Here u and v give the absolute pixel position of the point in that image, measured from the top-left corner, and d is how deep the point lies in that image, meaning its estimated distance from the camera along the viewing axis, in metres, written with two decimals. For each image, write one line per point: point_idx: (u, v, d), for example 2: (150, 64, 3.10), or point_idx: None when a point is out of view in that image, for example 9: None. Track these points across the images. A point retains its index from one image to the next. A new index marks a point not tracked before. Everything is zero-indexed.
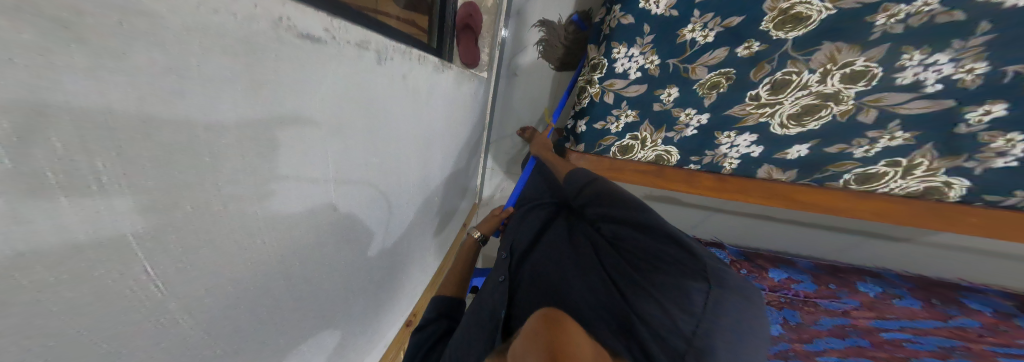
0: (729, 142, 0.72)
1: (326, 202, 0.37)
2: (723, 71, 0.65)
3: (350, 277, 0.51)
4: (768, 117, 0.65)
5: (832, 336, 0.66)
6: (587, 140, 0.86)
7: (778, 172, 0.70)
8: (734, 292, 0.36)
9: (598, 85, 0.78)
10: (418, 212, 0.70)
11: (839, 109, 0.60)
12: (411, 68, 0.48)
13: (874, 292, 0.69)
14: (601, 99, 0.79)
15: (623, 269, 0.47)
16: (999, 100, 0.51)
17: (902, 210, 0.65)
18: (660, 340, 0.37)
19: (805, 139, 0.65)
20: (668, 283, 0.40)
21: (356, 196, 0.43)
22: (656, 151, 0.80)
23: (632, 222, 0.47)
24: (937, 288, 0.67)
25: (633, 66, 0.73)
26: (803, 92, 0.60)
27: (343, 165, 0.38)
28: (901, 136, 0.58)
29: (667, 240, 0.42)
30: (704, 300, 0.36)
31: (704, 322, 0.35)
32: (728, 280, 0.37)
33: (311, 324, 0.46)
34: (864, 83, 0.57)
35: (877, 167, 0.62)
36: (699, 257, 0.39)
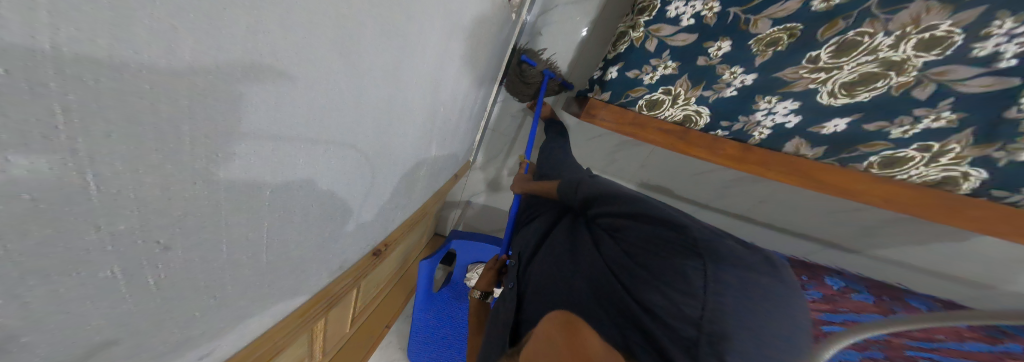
0: (768, 109, 0.65)
1: (318, 155, 0.32)
2: (789, 26, 0.57)
3: (326, 250, 0.46)
4: (820, 84, 0.59)
5: None
6: (617, 89, 0.80)
7: (806, 147, 0.66)
8: (733, 264, 0.30)
9: (642, 29, 0.72)
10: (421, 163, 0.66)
11: (897, 81, 0.54)
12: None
13: (837, 286, 0.63)
14: (642, 44, 0.73)
15: (614, 256, 0.40)
16: None
17: (918, 201, 0.62)
18: (670, 333, 0.31)
19: (847, 113, 0.59)
20: (663, 266, 0.34)
21: (340, 173, 0.37)
22: (685, 111, 0.73)
23: (618, 209, 0.42)
24: (886, 288, 0.65)
25: (687, 12, 0.67)
26: (868, 58, 0.53)
27: (343, 115, 0.32)
28: (947, 117, 0.53)
29: (654, 220, 0.37)
30: (703, 279, 0.30)
31: (708, 302, 0.29)
32: (722, 251, 0.31)
33: (277, 299, 0.40)
34: (939, 51, 0.50)
35: (907, 151, 0.59)
36: (685, 228, 0.34)
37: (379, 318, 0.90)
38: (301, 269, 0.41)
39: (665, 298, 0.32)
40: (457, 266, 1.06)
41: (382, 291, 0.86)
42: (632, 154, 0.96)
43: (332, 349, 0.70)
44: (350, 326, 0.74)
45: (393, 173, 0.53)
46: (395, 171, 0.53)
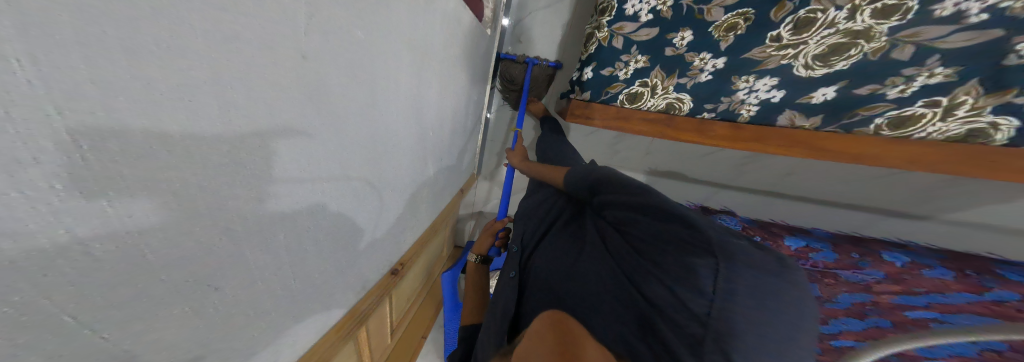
0: (748, 87, 0.69)
1: (331, 160, 0.38)
2: (740, 11, 0.63)
3: (348, 258, 0.49)
4: (791, 59, 0.62)
5: (849, 317, 0.46)
6: (596, 87, 0.87)
7: (801, 118, 0.67)
8: (747, 262, 0.28)
9: (606, 29, 0.79)
10: (422, 179, 0.69)
11: (870, 47, 0.55)
12: (414, 21, 0.47)
13: (901, 262, 0.56)
14: (609, 43, 0.80)
15: (626, 254, 0.40)
16: None
17: (939, 156, 0.59)
18: (676, 329, 0.30)
19: (831, 81, 0.61)
20: (673, 263, 0.33)
21: (344, 193, 0.42)
22: (667, 99, 0.78)
23: (629, 204, 0.40)
24: (971, 261, 0.53)
25: (644, 8, 0.73)
26: (829, 31, 0.57)
27: (346, 118, 0.38)
28: (941, 73, 0.53)
29: (665, 216, 0.35)
30: (713, 277, 0.29)
31: (717, 299, 0.28)
32: (735, 249, 0.29)
33: (312, 303, 0.44)
34: (899, 17, 0.52)
35: (914, 108, 0.57)
36: (697, 226, 0.31)
37: (414, 330, 0.95)
38: (324, 279, 0.45)
39: (670, 293, 0.32)
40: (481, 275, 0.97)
41: (410, 307, 0.91)
42: (634, 145, 0.99)
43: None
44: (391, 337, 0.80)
45: (403, 184, 0.60)
46: (401, 180, 0.59)
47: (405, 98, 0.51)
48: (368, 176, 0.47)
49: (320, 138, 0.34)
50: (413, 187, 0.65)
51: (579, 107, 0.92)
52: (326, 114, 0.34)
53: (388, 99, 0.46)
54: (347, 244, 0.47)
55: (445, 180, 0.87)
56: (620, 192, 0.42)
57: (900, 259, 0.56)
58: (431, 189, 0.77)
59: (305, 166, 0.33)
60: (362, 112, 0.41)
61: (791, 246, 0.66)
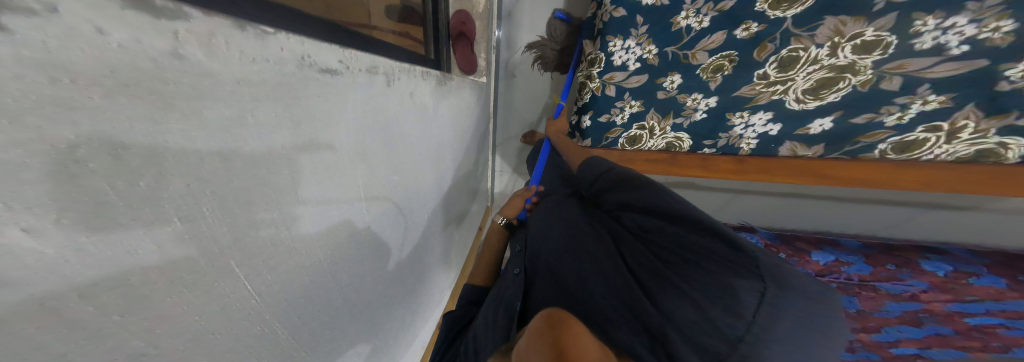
0: (744, 122, 0.70)
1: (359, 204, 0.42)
2: (724, 54, 0.67)
3: (378, 295, 0.52)
4: (782, 94, 0.64)
5: (904, 325, 0.52)
6: (596, 134, 0.88)
7: (803, 148, 0.67)
8: (796, 293, 0.30)
9: (598, 80, 0.82)
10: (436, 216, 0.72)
11: (858, 80, 0.58)
12: (416, 87, 0.54)
13: (944, 271, 0.53)
14: (602, 92, 0.83)
15: (649, 265, 0.42)
16: None
17: (954, 178, 0.57)
18: (694, 342, 0.33)
19: (825, 113, 0.62)
20: (707, 280, 0.35)
21: (380, 214, 0.48)
22: (666, 139, 0.80)
23: (662, 211, 0.41)
24: None
25: (631, 57, 0.78)
26: (815, 67, 0.60)
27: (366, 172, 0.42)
28: (935, 100, 0.54)
29: (703, 231, 0.37)
30: (756, 301, 0.31)
31: (755, 326, 0.30)
32: (791, 280, 0.31)
33: (350, 335, 0.47)
34: (881, 51, 0.55)
35: (915, 134, 0.58)
36: (745, 251, 0.33)
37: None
38: (358, 315, 0.48)
39: (701, 314, 0.33)
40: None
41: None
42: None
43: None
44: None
45: (417, 228, 0.62)
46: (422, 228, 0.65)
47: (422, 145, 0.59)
48: (388, 217, 0.51)
49: (347, 159, 0.37)
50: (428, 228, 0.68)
51: None
52: (344, 172, 0.37)
53: (400, 147, 0.51)
54: (369, 288, 0.49)
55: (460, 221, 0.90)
56: (655, 200, 0.42)
57: (943, 267, 0.53)
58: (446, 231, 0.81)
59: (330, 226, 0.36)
60: (378, 162, 0.45)
61: (819, 261, 0.61)
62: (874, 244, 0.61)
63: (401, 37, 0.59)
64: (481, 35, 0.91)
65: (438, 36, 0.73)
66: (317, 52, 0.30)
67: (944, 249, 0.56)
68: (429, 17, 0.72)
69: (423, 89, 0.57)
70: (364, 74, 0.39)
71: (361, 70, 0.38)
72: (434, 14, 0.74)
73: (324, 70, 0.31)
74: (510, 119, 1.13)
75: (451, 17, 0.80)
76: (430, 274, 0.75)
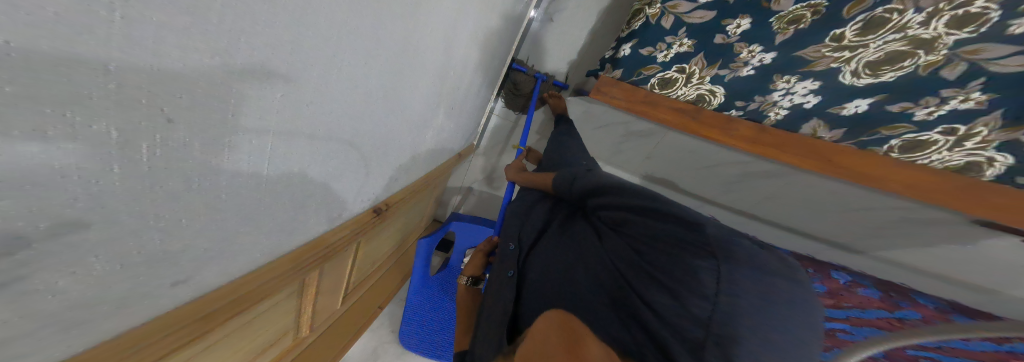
0: (786, 88, 0.64)
1: (319, 126, 0.34)
2: (813, 2, 0.56)
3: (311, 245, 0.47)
4: (843, 62, 0.57)
5: None
6: (629, 67, 0.78)
7: (824, 129, 0.65)
8: (746, 266, 0.32)
9: (659, 5, 0.69)
10: (412, 144, 0.64)
11: (925, 60, 0.52)
12: None
13: (841, 280, 0.60)
14: (658, 21, 0.70)
15: (624, 254, 0.43)
16: None
17: (938, 186, 0.60)
18: (675, 331, 0.33)
19: (871, 93, 0.58)
20: (673, 265, 0.36)
21: (331, 155, 0.40)
22: (699, 90, 0.73)
23: (631, 205, 0.43)
24: (888, 284, 0.62)
25: None
26: (896, 36, 0.52)
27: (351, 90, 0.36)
28: (976, 98, 0.52)
29: (664, 218, 0.38)
30: (715, 280, 0.32)
31: (720, 305, 0.31)
32: (738, 253, 0.33)
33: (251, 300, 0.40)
34: (973, 28, 0.48)
35: (930, 134, 0.57)
36: (702, 230, 0.35)
37: (369, 302, 0.92)
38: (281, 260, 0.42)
39: (675, 300, 0.34)
40: (454, 253, 1.08)
41: (375, 271, 0.89)
42: (639, 145, 0.88)
43: (320, 327, 0.72)
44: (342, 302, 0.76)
45: (393, 146, 0.57)
46: (393, 148, 0.57)
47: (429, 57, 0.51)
48: (351, 147, 0.43)
49: (331, 59, 0.30)
50: (404, 152, 0.63)
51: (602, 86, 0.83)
52: (328, 78, 0.31)
53: (397, 71, 0.43)
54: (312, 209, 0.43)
55: (443, 141, 0.83)
56: (623, 195, 0.45)
57: (843, 277, 0.61)
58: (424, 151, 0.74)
59: (281, 134, 0.29)
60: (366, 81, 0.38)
61: None
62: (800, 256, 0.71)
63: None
64: None
65: None
66: None
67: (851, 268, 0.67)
68: None
69: None
70: None
71: None
72: None
73: None
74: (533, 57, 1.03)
75: None
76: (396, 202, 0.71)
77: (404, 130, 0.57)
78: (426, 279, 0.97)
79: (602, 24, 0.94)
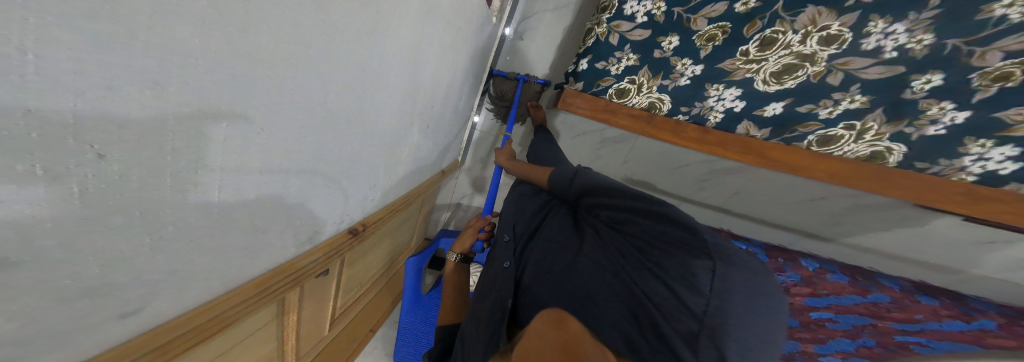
0: (717, 95, 0.76)
1: (299, 125, 0.35)
2: (721, 24, 0.71)
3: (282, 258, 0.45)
4: (754, 73, 0.71)
5: (843, 337, 0.54)
6: (588, 80, 0.93)
7: (755, 129, 0.76)
8: (739, 268, 0.36)
9: (605, 26, 0.86)
10: (391, 157, 0.66)
11: (813, 70, 0.65)
12: None
13: (812, 267, 0.71)
14: (606, 38, 0.86)
15: (626, 252, 0.47)
16: (939, 71, 0.58)
17: (857, 172, 0.70)
18: (673, 321, 0.39)
19: (780, 98, 0.70)
20: (673, 264, 0.40)
21: (303, 157, 0.39)
22: (650, 98, 0.85)
23: (630, 207, 0.45)
24: (855, 268, 0.71)
25: (641, 11, 0.80)
26: (786, 52, 0.66)
27: (335, 88, 0.39)
28: (860, 100, 0.65)
29: (666, 221, 0.41)
30: (711, 279, 0.37)
31: (713, 301, 0.36)
32: (733, 257, 0.37)
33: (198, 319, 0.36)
34: (837, 46, 0.62)
35: (837, 130, 0.69)
36: (700, 236, 0.38)
37: (351, 334, 0.86)
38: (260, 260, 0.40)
39: (673, 294, 0.40)
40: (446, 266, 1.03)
41: (362, 295, 0.85)
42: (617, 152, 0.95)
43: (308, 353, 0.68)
44: (329, 329, 0.73)
45: (365, 174, 0.57)
46: (368, 171, 0.58)
47: (399, 71, 0.54)
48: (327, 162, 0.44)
49: (309, 57, 0.32)
50: (378, 176, 0.63)
51: (569, 95, 0.96)
52: (288, 84, 0.31)
53: (370, 87, 0.47)
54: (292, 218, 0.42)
55: (420, 163, 0.85)
56: (620, 195, 0.47)
57: (812, 265, 0.72)
58: (399, 172, 0.74)
59: (251, 144, 0.30)
60: (347, 80, 0.41)
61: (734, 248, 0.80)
62: (770, 244, 0.82)
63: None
64: None
65: None
66: None
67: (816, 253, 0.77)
68: None
69: None
70: None
71: None
72: None
73: None
74: None
75: None
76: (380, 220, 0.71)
77: (376, 155, 0.59)
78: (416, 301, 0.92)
79: (560, 57, 1.08)
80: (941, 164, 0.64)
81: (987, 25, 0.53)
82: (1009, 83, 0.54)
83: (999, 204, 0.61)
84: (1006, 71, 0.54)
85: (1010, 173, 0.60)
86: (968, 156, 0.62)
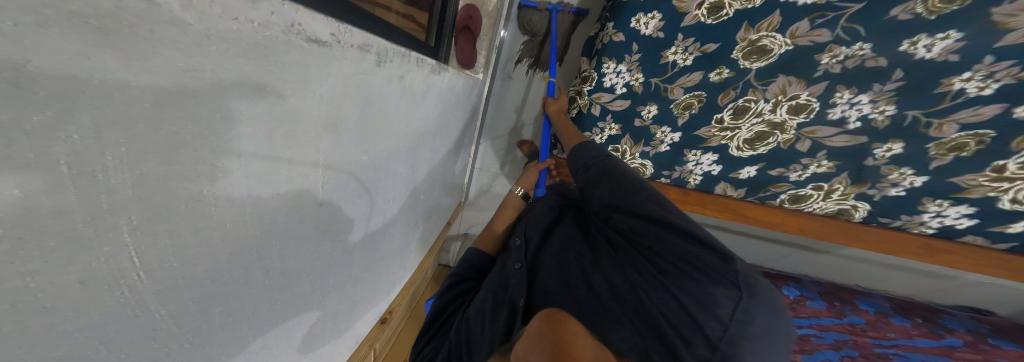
0: (695, 160, 0.82)
1: (312, 190, 0.36)
2: (696, 93, 0.75)
3: (325, 301, 0.52)
4: (728, 140, 0.76)
5: (829, 349, 0.76)
6: None
7: (731, 189, 0.81)
8: (761, 300, 0.38)
9: (587, 97, 0.89)
10: (409, 199, 0.69)
11: (783, 138, 0.71)
12: (408, 71, 0.49)
13: (794, 294, 0.87)
14: (588, 110, 0.90)
15: (644, 267, 0.49)
16: (899, 141, 0.63)
17: (825, 228, 0.76)
18: (687, 344, 0.39)
19: (753, 162, 0.76)
20: (695, 288, 0.42)
21: (344, 189, 0.43)
22: (634, 164, 0.90)
23: (658, 220, 0.47)
24: (840, 293, 0.87)
25: (620, 82, 0.83)
26: (758, 119, 0.71)
27: (341, 155, 0.40)
28: (826, 164, 0.70)
29: (697, 244, 0.44)
30: (733, 307, 0.38)
31: (733, 329, 0.37)
32: (758, 289, 0.39)
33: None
34: (806, 114, 0.67)
35: (806, 190, 0.74)
36: (733, 264, 0.41)
37: None
38: (297, 320, 0.46)
39: (687, 314, 0.41)
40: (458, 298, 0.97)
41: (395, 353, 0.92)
42: None
43: None
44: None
45: (384, 244, 0.65)
46: (386, 242, 0.65)
47: (408, 130, 0.56)
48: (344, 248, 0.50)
49: (314, 146, 0.34)
50: (395, 241, 0.71)
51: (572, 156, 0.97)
52: (296, 183, 0.33)
53: (382, 159, 0.51)
54: (330, 284, 0.50)
55: (433, 204, 0.91)
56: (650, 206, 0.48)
57: (794, 292, 0.87)
58: (416, 224, 0.81)
59: (265, 248, 0.33)
60: (360, 144, 0.43)
61: (790, 294, 0.87)
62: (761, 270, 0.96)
63: (404, 21, 0.63)
64: (486, 33, 0.91)
65: (443, 29, 0.78)
66: (309, 19, 0.26)
67: (800, 279, 0.92)
68: (436, 9, 0.77)
69: (416, 75, 0.52)
70: (354, 50, 0.34)
71: (353, 46, 0.34)
72: (442, 8, 0.79)
73: (312, 39, 0.27)
74: (499, 117, 1.21)
75: (461, 11, 0.86)
76: (397, 267, 0.78)
77: (391, 227, 0.66)
78: None
79: None
80: (902, 218, 0.71)
81: (946, 98, 0.57)
82: (962, 153, 0.60)
83: (953, 255, 0.69)
84: (961, 142, 0.59)
85: (965, 228, 0.68)
86: (927, 213, 0.68)
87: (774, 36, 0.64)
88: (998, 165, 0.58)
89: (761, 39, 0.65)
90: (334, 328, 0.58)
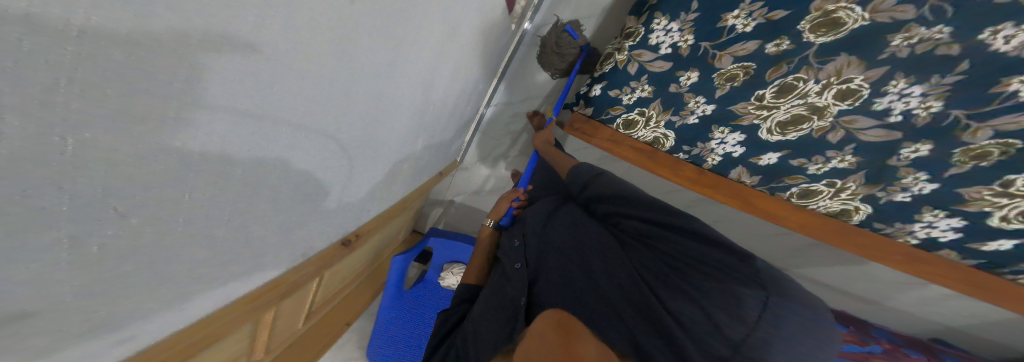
0: (720, 138, 0.78)
1: (326, 82, 0.36)
2: (745, 64, 0.69)
3: (294, 219, 0.47)
4: (762, 120, 0.71)
5: None
6: (598, 107, 0.94)
7: (746, 176, 0.79)
8: (787, 299, 0.42)
9: (626, 53, 0.85)
10: (409, 128, 0.68)
11: (818, 125, 0.66)
12: None
13: None
14: (625, 67, 0.86)
15: (654, 269, 0.52)
16: (929, 142, 0.59)
17: (821, 226, 0.75)
18: (703, 346, 0.42)
19: (778, 149, 0.72)
20: (716, 290, 0.45)
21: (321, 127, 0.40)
22: (655, 133, 0.86)
23: (675, 226, 0.52)
24: None
25: (666, 41, 0.78)
26: (800, 101, 0.66)
27: (353, 60, 0.38)
28: (849, 160, 0.67)
29: (712, 246, 0.48)
30: (761, 309, 0.41)
31: (758, 331, 0.40)
32: (783, 290, 0.43)
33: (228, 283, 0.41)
34: (851, 101, 0.62)
35: (819, 185, 0.72)
36: (754, 265, 0.45)
37: (332, 322, 0.96)
38: (268, 231, 0.42)
39: (705, 317, 0.44)
40: (431, 266, 1.15)
41: (341, 290, 0.93)
42: None
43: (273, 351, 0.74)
44: (302, 323, 0.81)
45: (370, 164, 0.61)
46: (369, 168, 0.61)
47: (429, 43, 0.55)
48: (325, 166, 0.47)
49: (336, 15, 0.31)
50: (377, 179, 0.69)
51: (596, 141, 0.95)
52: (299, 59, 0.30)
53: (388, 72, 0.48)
54: (296, 206, 0.46)
55: (435, 135, 0.87)
56: (660, 214, 0.55)
57: None
58: (412, 152, 0.78)
59: (254, 131, 0.30)
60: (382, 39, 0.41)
61: None
62: None
63: None
64: None
65: None
66: None
67: None
68: None
69: None
70: None
71: None
72: None
73: None
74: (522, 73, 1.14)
75: None
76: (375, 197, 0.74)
77: (385, 147, 0.63)
78: (398, 297, 1.04)
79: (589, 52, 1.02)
80: (894, 226, 0.69)
81: (993, 100, 0.52)
82: (982, 163, 0.56)
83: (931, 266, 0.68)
84: (986, 150, 0.55)
85: (947, 241, 0.66)
86: (920, 222, 0.66)
87: (853, 8, 0.57)
88: (1011, 178, 0.55)
89: (837, 10, 0.58)
90: (298, 250, 0.55)
